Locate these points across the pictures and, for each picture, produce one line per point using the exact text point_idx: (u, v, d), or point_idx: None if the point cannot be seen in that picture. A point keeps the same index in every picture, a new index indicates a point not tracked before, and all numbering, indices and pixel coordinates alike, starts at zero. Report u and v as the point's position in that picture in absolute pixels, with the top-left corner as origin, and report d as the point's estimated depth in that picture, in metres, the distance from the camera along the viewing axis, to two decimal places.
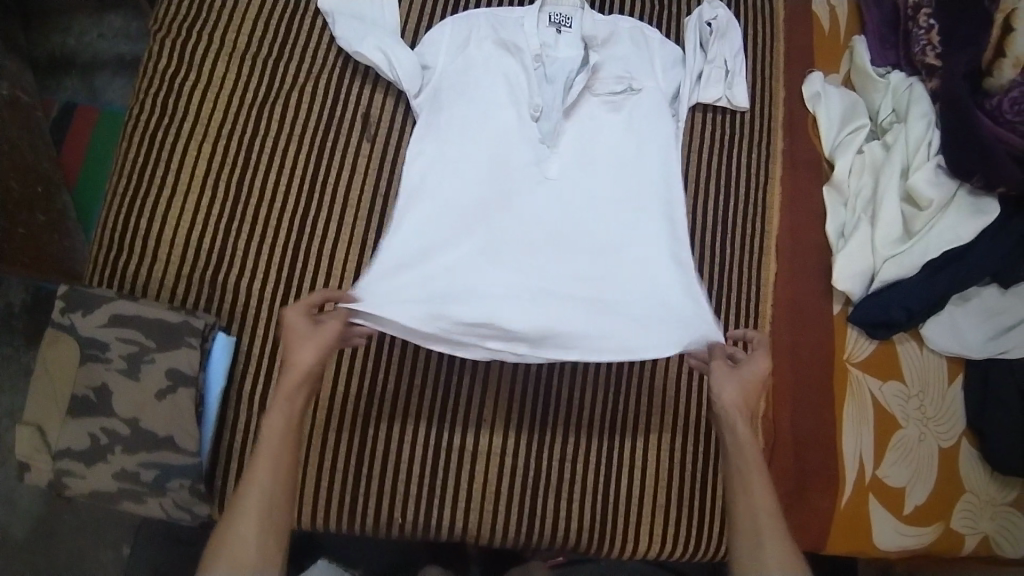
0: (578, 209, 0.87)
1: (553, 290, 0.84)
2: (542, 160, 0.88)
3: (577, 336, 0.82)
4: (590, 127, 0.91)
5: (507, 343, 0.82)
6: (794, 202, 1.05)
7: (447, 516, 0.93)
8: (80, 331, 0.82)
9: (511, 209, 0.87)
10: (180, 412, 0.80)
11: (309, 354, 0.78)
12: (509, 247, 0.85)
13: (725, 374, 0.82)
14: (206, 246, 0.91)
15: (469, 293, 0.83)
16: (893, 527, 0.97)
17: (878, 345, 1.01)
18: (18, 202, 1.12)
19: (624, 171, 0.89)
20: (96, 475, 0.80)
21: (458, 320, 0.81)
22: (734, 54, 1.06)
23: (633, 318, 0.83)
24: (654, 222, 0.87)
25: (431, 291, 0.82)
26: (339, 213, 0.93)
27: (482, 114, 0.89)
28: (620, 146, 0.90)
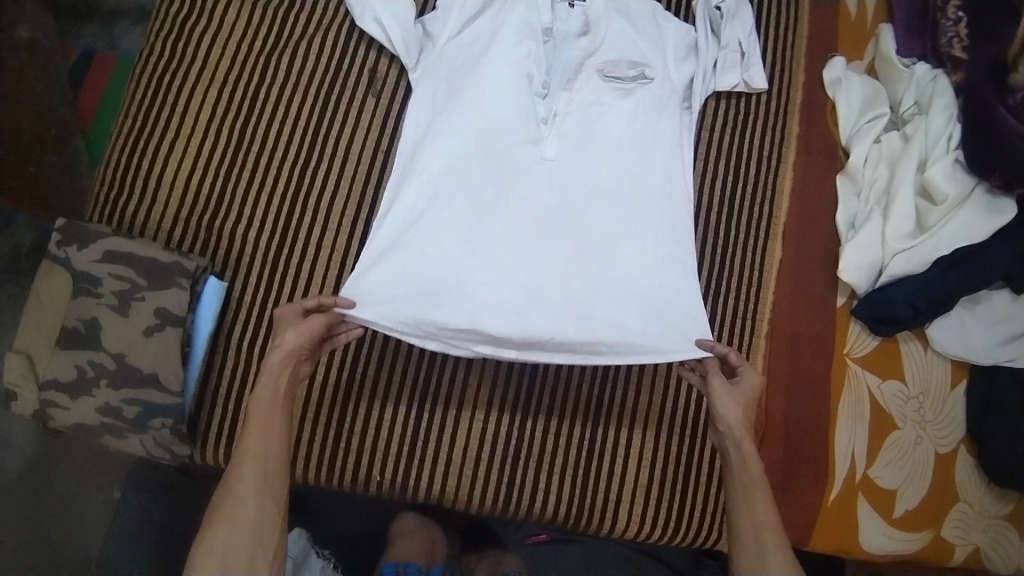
0: (576, 184, 0.86)
1: (548, 270, 0.83)
2: (539, 140, 0.86)
3: (565, 341, 0.82)
4: (594, 109, 0.88)
5: (494, 347, 0.83)
6: (805, 190, 1.03)
7: (425, 481, 0.93)
8: (74, 264, 0.82)
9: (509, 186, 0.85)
10: (167, 351, 0.81)
11: (292, 341, 0.81)
12: (506, 210, 0.85)
13: (722, 390, 0.84)
14: (206, 191, 0.91)
15: (463, 269, 0.83)
16: (880, 528, 0.96)
17: (880, 342, 0.99)
18: (31, 141, 1.12)
19: (629, 145, 0.88)
20: (80, 408, 0.80)
21: (445, 325, 0.82)
22: (747, 34, 1.03)
23: (620, 297, 0.84)
24: (656, 206, 0.86)
25: (423, 283, 0.83)
26: (340, 167, 0.92)
27: (485, 89, 0.88)
28: (626, 129, 0.88)
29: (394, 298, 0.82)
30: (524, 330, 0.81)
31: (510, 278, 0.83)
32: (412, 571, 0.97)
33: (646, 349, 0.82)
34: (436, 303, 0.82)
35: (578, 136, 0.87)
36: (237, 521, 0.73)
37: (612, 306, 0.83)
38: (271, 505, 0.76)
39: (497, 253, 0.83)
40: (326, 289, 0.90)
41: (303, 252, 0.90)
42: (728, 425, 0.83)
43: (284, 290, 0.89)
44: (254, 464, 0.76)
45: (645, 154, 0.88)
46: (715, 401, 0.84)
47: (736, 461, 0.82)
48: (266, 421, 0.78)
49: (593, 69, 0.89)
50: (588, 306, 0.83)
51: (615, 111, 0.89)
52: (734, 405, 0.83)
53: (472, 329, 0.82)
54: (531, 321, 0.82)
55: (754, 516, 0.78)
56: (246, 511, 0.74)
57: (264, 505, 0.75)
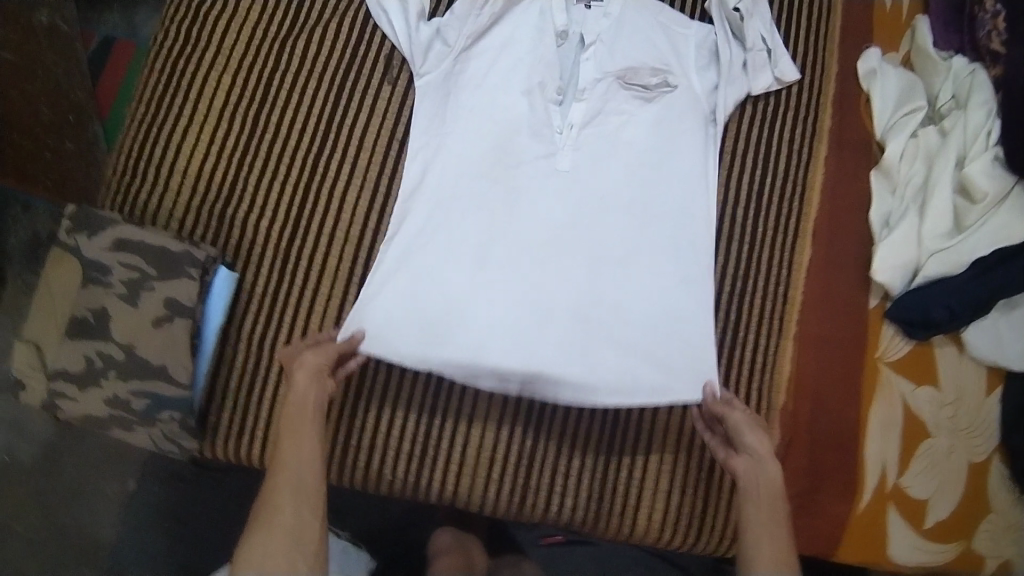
0: (596, 201, 0.85)
1: (557, 284, 0.83)
2: (553, 152, 0.86)
3: (568, 378, 0.82)
4: (616, 114, 0.87)
5: (496, 380, 0.83)
6: (839, 184, 0.98)
7: (437, 480, 0.90)
8: (84, 253, 0.81)
9: (517, 199, 0.85)
10: (176, 342, 0.79)
11: (314, 359, 0.81)
12: (526, 211, 0.85)
13: (745, 420, 0.82)
14: (217, 179, 0.89)
15: (483, 291, 0.83)
16: (910, 540, 0.91)
17: (915, 347, 0.93)
18: (48, 126, 1.11)
19: (656, 151, 0.88)
20: (88, 398, 0.79)
21: (449, 359, 0.82)
22: (769, 29, 0.99)
23: (628, 301, 0.84)
24: (668, 217, 0.86)
25: (431, 307, 0.83)
26: (355, 156, 0.90)
27: (488, 104, 0.87)
28: (643, 139, 0.88)
29: (402, 326, 0.82)
30: (529, 368, 0.82)
31: (519, 302, 0.83)
32: None
33: (652, 393, 0.82)
34: (448, 334, 0.82)
35: (593, 149, 0.87)
36: (274, 531, 0.72)
37: (615, 332, 0.83)
38: (309, 515, 0.74)
39: (513, 258, 0.84)
40: (339, 280, 0.87)
41: (315, 243, 0.88)
42: (757, 450, 0.80)
43: (294, 283, 0.87)
44: (289, 476, 0.75)
45: (656, 172, 0.87)
46: (736, 431, 0.82)
47: (763, 484, 0.79)
48: (298, 431, 0.78)
49: (612, 75, 0.88)
50: (591, 318, 0.83)
51: (634, 120, 0.88)
52: (758, 434, 0.81)
53: (478, 362, 0.82)
54: (536, 358, 0.82)
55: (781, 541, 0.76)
56: (283, 520, 0.72)
57: (301, 512, 0.74)
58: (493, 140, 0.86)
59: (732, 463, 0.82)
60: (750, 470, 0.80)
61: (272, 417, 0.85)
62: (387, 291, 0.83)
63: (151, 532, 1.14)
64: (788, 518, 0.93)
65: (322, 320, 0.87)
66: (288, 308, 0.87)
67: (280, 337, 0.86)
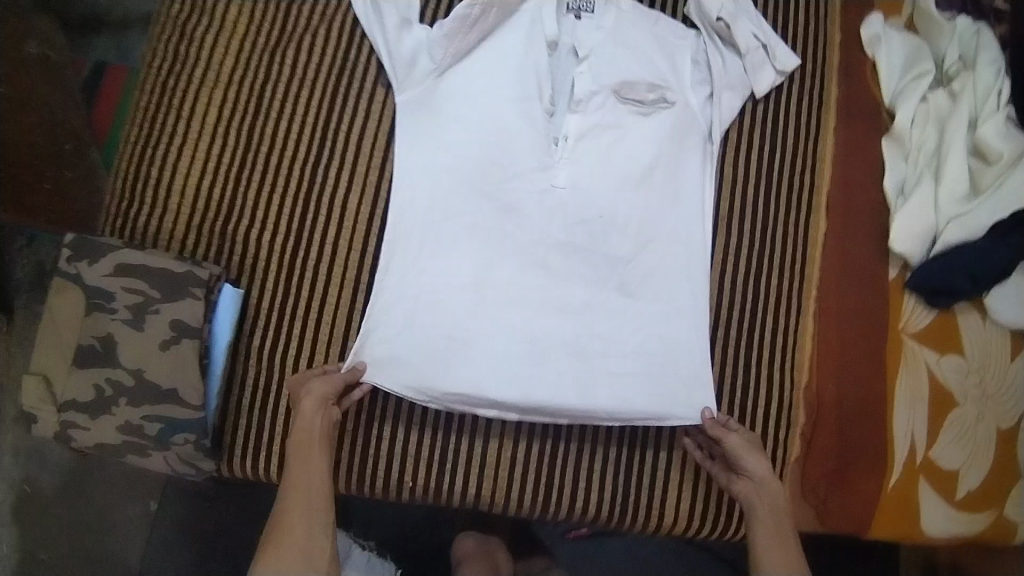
0: (594, 217, 0.87)
1: (564, 290, 0.86)
2: (549, 167, 0.86)
3: (565, 410, 0.84)
4: (615, 134, 0.88)
5: (496, 411, 0.84)
6: (850, 154, 0.95)
7: (458, 485, 0.88)
8: (86, 280, 0.80)
9: (513, 215, 0.86)
10: (185, 364, 0.78)
11: (322, 389, 0.80)
12: (528, 219, 0.86)
13: (743, 443, 0.83)
14: (216, 195, 0.87)
15: (491, 309, 0.84)
16: (943, 512, 0.89)
17: (938, 315, 0.91)
18: (44, 157, 1.09)
19: (658, 147, 0.89)
20: (101, 427, 0.78)
21: (442, 392, 0.83)
22: (761, 26, 0.95)
23: (632, 312, 0.86)
24: (670, 226, 0.88)
25: (433, 330, 0.83)
26: (354, 162, 0.89)
27: (484, 105, 0.87)
28: (638, 155, 0.88)
29: (406, 351, 0.83)
30: (527, 398, 0.83)
31: (515, 330, 0.84)
32: None
33: (646, 417, 0.84)
34: (449, 367, 0.83)
35: (590, 160, 0.87)
36: (286, 550, 0.73)
37: (608, 360, 0.85)
38: (319, 534, 0.76)
39: (506, 280, 0.85)
40: (346, 289, 0.86)
41: (319, 252, 0.86)
42: (759, 475, 0.81)
43: (301, 295, 0.85)
44: (298, 497, 0.76)
45: (651, 166, 0.88)
46: (734, 453, 0.83)
47: (768, 507, 0.80)
48: (307, 451, 0.78)
49: (609, 87, 0.88)
50: (583, 346, 0.85)
51: (631, 133, 0.88)
52: (757, 456, 0.83)
53: (475, 396, 0.83)
54: (533, 391, 0.83)
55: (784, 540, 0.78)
56: (294, 541, 0.74)
57: (312, 532, 0.76)
58: (485, 155, 0.86)
59: (736, 489, 0.83)
60: (755, 495, 0.81)
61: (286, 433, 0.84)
62: (385, 322, 0.84)
63: (178, 550, 1.14)
64: (818, 498, 0.90)
65: (331, 331, 0.85)
66: (296, 322, 0.85)
67: (290, 350, 0.85)
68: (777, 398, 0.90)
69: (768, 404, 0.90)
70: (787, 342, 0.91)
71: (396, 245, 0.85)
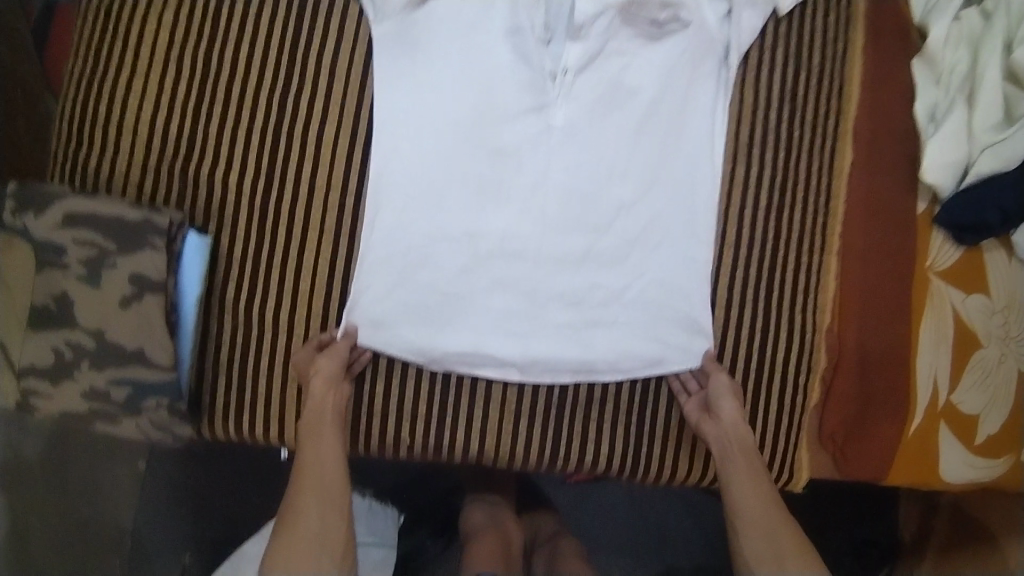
0: (596, 161, 0.78)
1: (565, 231, 0.78)
2: (545, 105, 0.78)
3: (566, 362, 0.79)
4: (623, 64, 0.79)
5: (499, 370, 0.79)
6: (878, 76, 0.85)
7: (461, 442, 0.81)
8: (32, 233, 0.71)
9: (507, 159, 0.78)
10: (149, 321, 0.71)
11: (327, 367, 0.75)
12: (526, 155, 0.78)
13: (726, 387, 0.78)
14: (174, 133, 0.78)
15: (489, 255, 0.78)
16: (960, 458, 0.83)
17: (966, 253, 0.83)
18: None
19: (670, 70, 0.79)
20: (64, 394, 0.72)
21: (448, 350, 0.78)
22: None
23: (642, 255, 0.79)
24: (677, 167, 0.80)
25: (425, 283, 0.78)
26: (326, 91, 0.79)
27: (476, 24, 0.78)
28: (647, 85, 0.79)
29: (400, 313, 0.78)
30: (527, 354, 0.79)
31: (512, 281, 0.78)
32: None
33: (647, 364, 0.80)
34: (443, 323, 0.78)
35: (593, 96, 0.78)
36: (299, 534, 0.70)
37: (610, 312, 0.79)
38: (333, 518, 0.72)
39: (502, 227, 0.78)
40: (327, 235, 0.78)
41: (293, 193, 0.78)
42: (732, 420, 0.77)
43: (277, 242, 0.78)
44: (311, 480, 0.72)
45: (661, 89, 0.79)
46: (716, 395, 0.78)
47: (737, 452, 0.76)
48: (315, 432, 0.74)
49: (614, 7, 0.77)
50: (579, 295, 0.79)
51: (638, 62, 0.79)
52: (734, 403, 0.78)
53: (476, 351, 0.78)
54: (534, 345, 0.79)
55: (760, 486, 0.75)
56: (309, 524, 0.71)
57: (325, 514, 0.72)
58: (472, 93, 0.78)
59: (705, 432, 0.78)
60: (724, 440, 0.77)
61: (271, 391, 0.79)
62: (374, 280, 0.77)
63: (170, 513, 1.08)
64: (835, 445, 0.84)
65: (313, 281, 0.78)
66: (272, 273, 0.78)
67: (269, 303, 0.78)
68: (798, 342, 0.83)
69: (789, 350, 0.83)
70: (810, 284, 0.83)
71: (379, 193, 0.77)
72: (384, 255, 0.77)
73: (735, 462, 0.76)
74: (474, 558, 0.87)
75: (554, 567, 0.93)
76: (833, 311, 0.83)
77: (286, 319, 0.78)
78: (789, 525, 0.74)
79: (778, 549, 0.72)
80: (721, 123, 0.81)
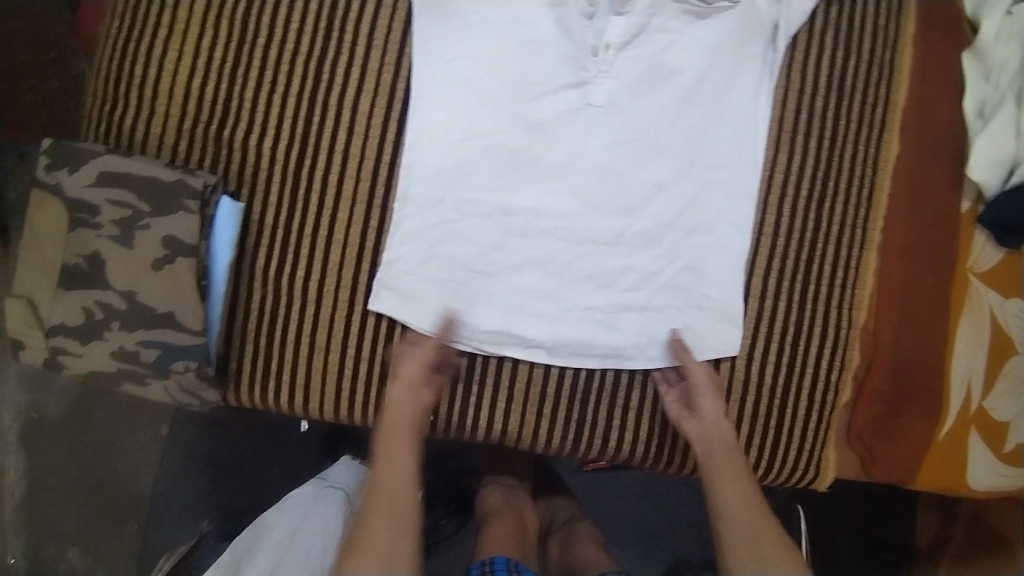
0: (634, 142, 0.78)
1: (599, 212, 0.78)
2: (586, 83, 0.77)
3: (593, 345, 0.78)
4: (666, 43, 0.78)
5: (526, 350, 0.78)
6: (929, 67, 0.82)
7: (483, 421, 0.81)
8: (67, 192, 0.72)
9: (544, 134, 0.77)
10: (180, 284, 0.71)
11: (410, 368, 0.75)
12: (564, 133, 0.77)
13: (707, 382, 0.76)
14: (209, 96, 0.78)
15: (522, 233, 0.78)
16: (990, 465, 0.80)
17: (1006, 255, 0.80)
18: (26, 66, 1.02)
19: (714, 52, 0.78)
20: (94, 353, 0.72)
21: (476, 328, 0.78)
22: None
23: (676, 240, 0.78)
24: (717, 151, 0.79)
25: (456, 258, 0.77)
26: (363, 59, 0.78)
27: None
28: (689, 67, 0.78)
29: (430, 289, 0.77)
30: (556, 335, 0.78)
31: (544, 260, 0.78)
32: (500, 567, 0.80)
33: (677, 351, 0.79)
34: (472, 301, 0.78)
35: (634, 75, 0.77)
36: (367, 551, 0.66)
37: (641, 298, 0.78)
38: (401, 539, 0.68)
39: (537, 204, 0.78)
40: (359, 205, 0.78)
41: (327, 161, 0.78)
42: (713, 416, 0.75)
43: (309, 211, 0.78)
44: (382, 493, 0.70)
45: (704, 71, 0.78)
46: (697, 390, 0.76)
47: (719, 448, 0.74)
48: (393, 443, 0.72)
49: None
50: (610, 278, 0.78)
51: (683, 40, 0.78)
52: (714, 397, 0.76)
53: (504, 331, 0.78)
54: (563, 326, 0.78)
55: (744, 484, 0.72)
56: (376, 542, 0.67)
57: (393, 536, 0.68)
58: (511, 66, 0.77)
59: (686, 430, 0.77)
60: (706, 437, 0.75)
61: (298, 359, 0.79)
62: (404, 253, 0.77)
63: (190, 479, 1.08)
64: (863, 445, 0.82)
65: (343, 252, 0.78)
66: (303, 242, 0.78)
67: (299, 272, 0.78)
68: (831, 336, 0.81)
69: (823, 344, 0.81)
70: (846, 279, 0.81)
71: (413, 165, 0.77)
72: (417, 229, 0.77)
73: (718, 458, 0.73)
74: (489, 541, 0.86)
75: (569, 552, 0.92)
76: (868, 307, 0.81)
77: (315, 290, 0.78)
78: (775, 531, 0.70)
79: (764, 556, 0.67)
80: (764, 107, 0.80)
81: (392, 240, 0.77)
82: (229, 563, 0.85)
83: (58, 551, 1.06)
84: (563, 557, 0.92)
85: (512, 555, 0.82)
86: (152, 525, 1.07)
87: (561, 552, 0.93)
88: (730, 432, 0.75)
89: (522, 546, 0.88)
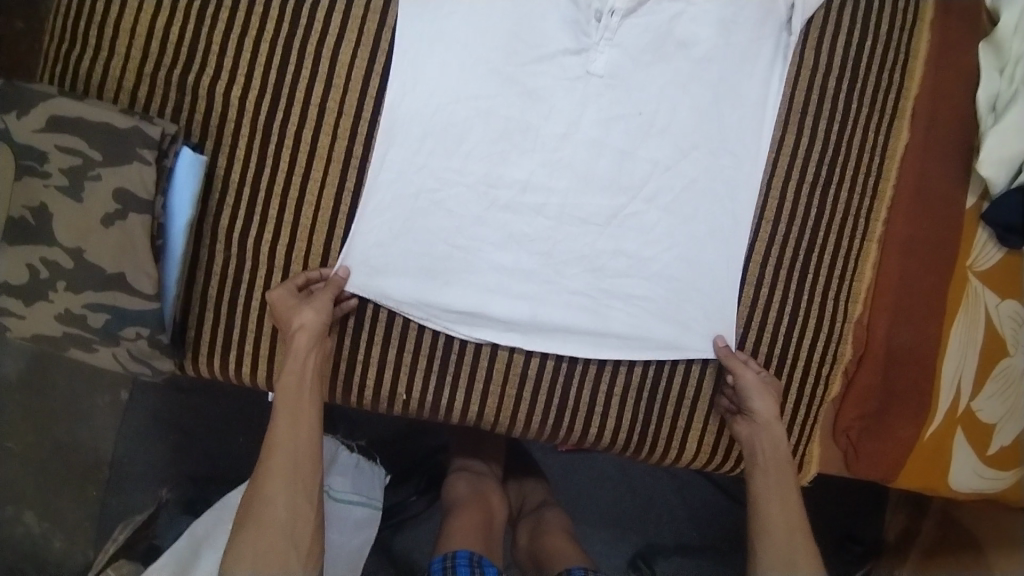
0: (631, 117, 0.73)
1: (592, 190, 0.74)
2: (586, 50, 0.72)
3: (574, 330, 0.75)
4: (675, 10, 0.73)
5: (501, 331, 0.75)
6: (944, 54, 0.78)
7: (459, 401, 0.77)
8: (13, 136, 0.65)
9: (540, 102, 0.72)
10: (132, 243, 0.65)
11: (312, 325, 0.68)
12: (561, 103, 0.73)
13: (757, 385, 0.73)
14: (174, 36, 0.71)
15: (509, 206, 0.73)
16: (973, 466, 0.77)
17: (1008, 255, 0.76)
18: None
19: (725, 24, 0.74)
20: (38, 314, 0.67)
21: (449, 308, 0.74)
22: None
23: (669, 221, 0.75)
24: (720, 131, 0.75)
25: (436, 229, 0.73)
26: (345, 5, 0.72)
27: None
28: (698, 38, 0.73)
29: (404, 264, 0.73)
30: (536, 317, 0.75)
31: (530, 239, 0.74)
32: (462, 562, 0.78)
33: (660, 344, 0.76)
34: (448, 279, 0.74)
35: (637, 43, 0.73)
36: (264, 529, 0.65)
37: (630, 283, 0.75)
38: (303, 504, 0.67)
39: (525, 176, 0.73)
40: (334, 167, 0.73)
41: (300, 115, 0.72)
42: (765, 423, 0.73)
43: (278, 168, 0.73)
44: (283, 457, 0.67)
45: (712, 43, 0.74)
46: (748, 397, 0.74)
47: (767, 457, 0.73)
48: (299, 413, 0.68)
49: None
50: (599, 260, 0.75)
51: (694, 9, 0.73)
52: (769, 403, 0.73)
53: (479, 312, 0.74)
54: (543, 310, 0.75)
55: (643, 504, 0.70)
56: (276, 514, 0.66)
57: (295, 503, 0.67)
58: (509, 27, 0.72)
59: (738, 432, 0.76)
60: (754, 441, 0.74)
61: (262, 330, 0.74)
62: (379, 223, 0.73)
63: (151, 445, 1.03)
64: (848, 441, 0.80)
65: (316, 216, 0.73)
66: (271, 203, 0.73)
67: (265, 236, 0.73)
68: (824, 330, 0.78)
69: (816, 338, 0.78)
70: (843, 272, 0.78)
71: (394, 127, 0.72)
72: (393, 200, 0.73)
73: (765, 468, 0.73)
74: (452, 537, 0.83)
75: (537, 543, 0.89)
76: (862, 300, 0.78)
77: (284, 257, 0.73)
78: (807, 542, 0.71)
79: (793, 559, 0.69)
80: (772, 86, 0.76)
81: (365, 211, 0.72)
82: (184, 550, 0.79)
83: (16, 514, 1.03)
84: (532, 547, 0.89)
85: (475, 549, 0.80)
86: (111, 491, 1.02)
87: (529, 542, 0.91)
88: (781, 439, 0.73)
89: (487, 539, 0.85)
